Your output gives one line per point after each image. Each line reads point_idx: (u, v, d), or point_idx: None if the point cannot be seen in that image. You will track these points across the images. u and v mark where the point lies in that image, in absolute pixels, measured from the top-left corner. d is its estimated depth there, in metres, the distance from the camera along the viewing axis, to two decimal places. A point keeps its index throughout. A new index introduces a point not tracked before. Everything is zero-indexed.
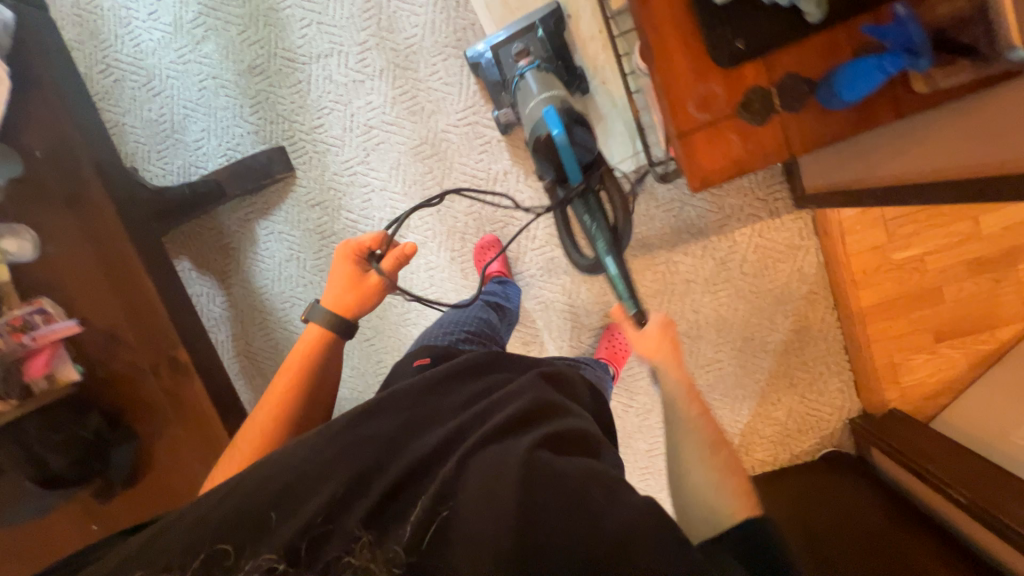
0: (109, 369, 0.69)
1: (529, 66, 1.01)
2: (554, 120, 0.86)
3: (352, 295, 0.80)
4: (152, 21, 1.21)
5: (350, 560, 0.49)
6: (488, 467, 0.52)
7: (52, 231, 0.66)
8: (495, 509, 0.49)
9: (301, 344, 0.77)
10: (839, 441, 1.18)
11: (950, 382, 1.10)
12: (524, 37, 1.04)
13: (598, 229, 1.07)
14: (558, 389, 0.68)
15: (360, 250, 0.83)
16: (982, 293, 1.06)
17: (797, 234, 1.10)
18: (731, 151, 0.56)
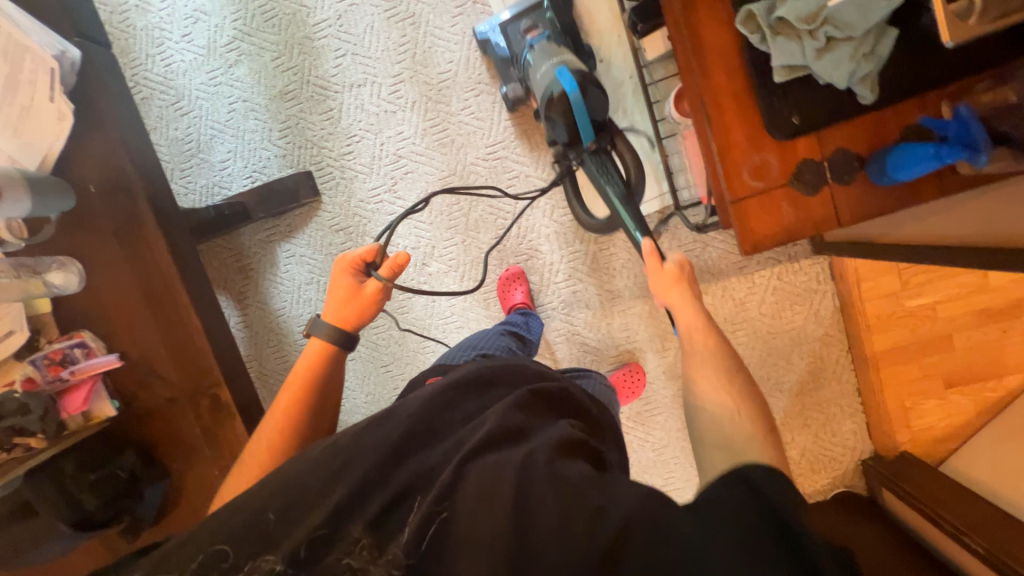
0: (144, 404, 0.68)
1: (537, 36, 0.96)
2: (568, 80, 0.78)
3: (351, 307, 0.74)
4: (185, 43, 1.21)
5: (350, 561, 0.48)
6: (486, 476, 0.48)
7: (97, 264, 0.65)
8: (488, 515, 0.46)
9: (302, 363, 0.71)
10: (851, 481, 1.19)
11: (959, 427, 1.13)
12: (534, 14, 1.00)
13: (615, 188, 0.86)
14: (559, 406, 0.61)
15: (357, 260, 0.76)
16: (989, 342, 1.10)
17: (815, 279, 1.13)
18: (782, 219, 0.58)
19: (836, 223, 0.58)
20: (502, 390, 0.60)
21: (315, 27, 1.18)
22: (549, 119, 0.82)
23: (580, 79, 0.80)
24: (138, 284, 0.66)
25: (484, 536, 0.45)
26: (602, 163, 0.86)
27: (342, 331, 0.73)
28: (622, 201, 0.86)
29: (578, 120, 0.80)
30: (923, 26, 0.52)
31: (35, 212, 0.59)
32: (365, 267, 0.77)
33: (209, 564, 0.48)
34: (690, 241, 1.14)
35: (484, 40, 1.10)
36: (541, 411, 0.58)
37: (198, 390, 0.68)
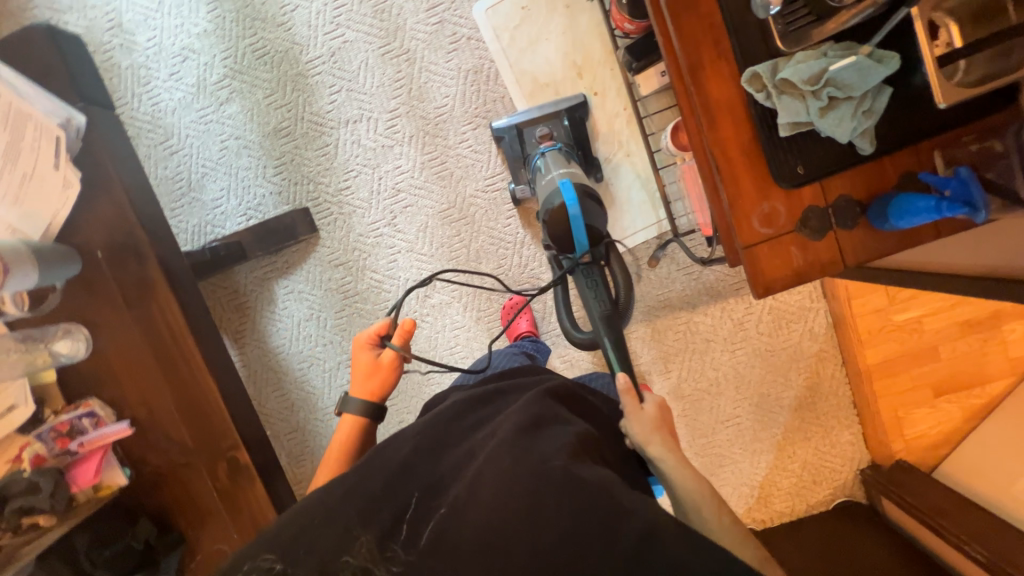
0: (157, 470, 0.66)
1: (549, 147, 1.02)
2: (569, 194, 0.81)
3: (375, 381, 0.77)
4: (173, 81, 1.19)
5: (350, 559, 0.49)
6: (500, 483, 0.48)
7: (104, 329, 0.63)
8: (510, 500, 0.47)
9: (338, 439, 0.74)
10: (851, 489, 1.24)
11: (949, 433, 1.18)
12: (551, 121, 1.07)
13: (598, 302, 0.86)
14: (566, 404, 0.64)
15: (372, 337, 0.81)
16: (972, 352, 1.15)
17: (808, 297, 1.18)
18: (791, 261, 0.61)
19: (842, 264, 0.61)
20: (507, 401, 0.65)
21: (308, 64, 1.17)
22: (546, 224, 0.83)
23: (581, 192, 0.82)
24: (151, 347, 0.64)
25: (505, 519, 0.46)
26: (591, 276, 0.86)
27: (370, 403, 0.76)
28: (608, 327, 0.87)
29: (574, 231, 0.81)
30: (916, 84, 0.55)
31: (44, 283, 0.58)
32: (381, 340, 0.82)
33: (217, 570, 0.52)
34: (688, 266, 1.18)
35: (498, 135, 1.09)
36: (554, 404, 0.60)
37: (217, 451, 0.66)
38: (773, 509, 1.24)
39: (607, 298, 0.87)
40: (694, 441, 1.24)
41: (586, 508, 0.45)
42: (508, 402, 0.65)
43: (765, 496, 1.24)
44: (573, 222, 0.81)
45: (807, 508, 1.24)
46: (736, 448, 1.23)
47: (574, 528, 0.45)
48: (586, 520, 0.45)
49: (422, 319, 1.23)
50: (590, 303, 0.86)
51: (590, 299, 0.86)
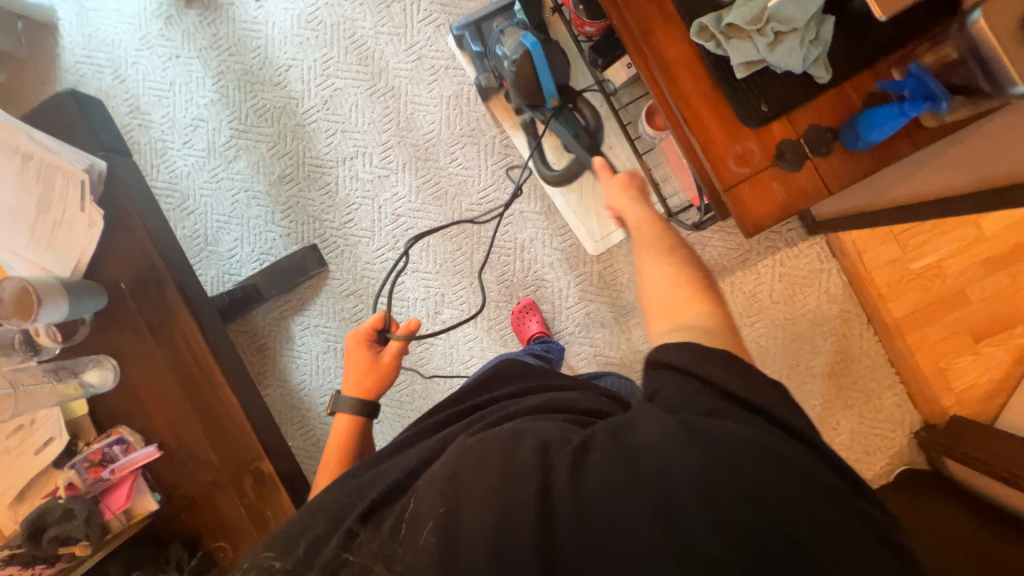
0: (185, 493, 0.67)
1: (507, 26, 1.08)
2: (531, 42, 0.94)
3: (371, 377, 0.84)
4: (186, 149, 1.31)
5: (347, 554, 0.51)
6: (451, 458, 0.51)
7: (130, 358, 0.67)
8: (461, 466, 0.49)
9: (336, 435, 0.82)
10: (909, 457, 1.16)
11: (1000, 380, 1.10)
12: (504, 14, 1.13)
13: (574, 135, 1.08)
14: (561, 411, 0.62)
15: (371, 332, 0.86)
16: (1004, 289, 1.10)
17: (817, 259, 1.15)
18: (774, 195, 0.62)
19: (827, 192, 0.62)
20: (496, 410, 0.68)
21: (304, 114, 1.27)
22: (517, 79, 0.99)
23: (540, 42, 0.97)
24: (173, 368, 0.68)
25: (463, 483, 0.48)
26: (565, 116, 1.07)
27: (364, 401, 0.83)
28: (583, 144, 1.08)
29: (541, 78, 0.98)
30: (852, 9, 0.59)
31: (71, 316, 0.62)
32: (379, 334, 0.87)
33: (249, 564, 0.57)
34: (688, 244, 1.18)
35: (458, 36, 1.16)
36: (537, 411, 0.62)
37: (241, 466, 0.67)
38: None
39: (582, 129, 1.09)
40: None
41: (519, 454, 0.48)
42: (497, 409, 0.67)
43: None
44: (541, 67, 0.97)
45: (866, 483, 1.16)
46: None
47: (506, 472, 0.47)
48: (530, 463, 0.47)
49: (435, 336, 1.25)
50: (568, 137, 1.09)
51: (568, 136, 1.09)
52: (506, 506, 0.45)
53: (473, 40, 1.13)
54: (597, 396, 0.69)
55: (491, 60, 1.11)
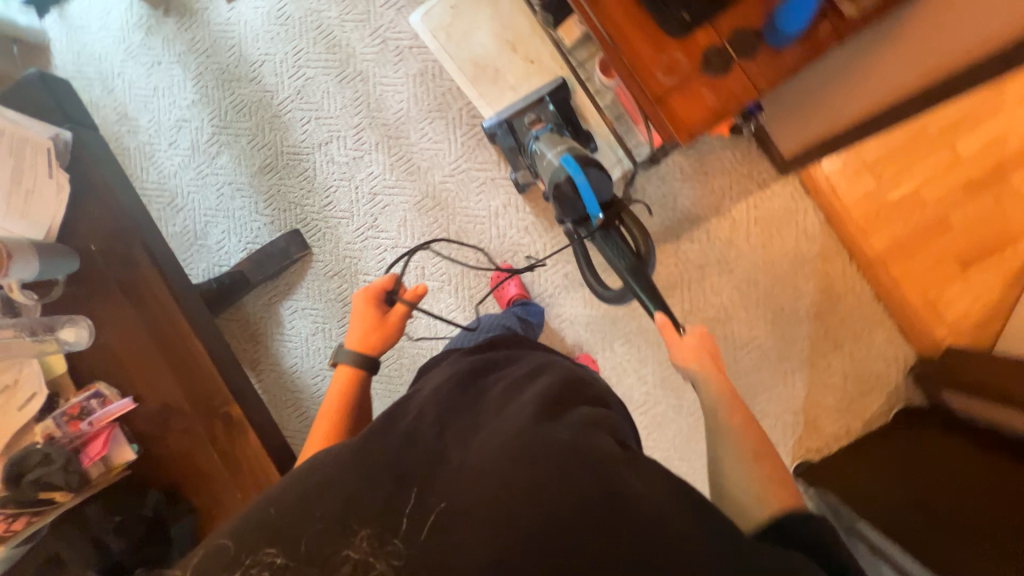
0: (161, 443, 0.69)
1: (540, 129, 1.04)
2: (573, 164, 0.86)
3: (376, 335, 0.87)
4: (172, 149, 1.37)
5: (350, 553, 0.48)
6: (506, 465, 0.51)
7: (104, 317, 0.71)
8: (514, 475, 0.50)
9: (336, 386, 0.83)
10: (906, 394, 1.12)
11: (994, 305, 1.07)
12: (537, 108, 1.08)
13: (622, 262, 0.94)
14: (577, 388, 0.67)
15: (380, 292, 0.90)
16: (989, 212, 1.07)
17: (791, 199, 1.14)
18: (707, 104, 0.64)
19: (757, 91, 0.63)
20: (508, 371, 0.71)
21: (279, 105, 1.33)
22: (557, 199, 0.90)
23: (584, 162, 0.87)
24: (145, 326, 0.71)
25: (514, 480, 0.50)
26: (610, 237, 0.93)
27: (366, 355, 0.85)
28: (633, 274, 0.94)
29: (587, 200, 0.87)
30: None
31: (42, 274, 0.66)
32: (385, 296, 0.90)
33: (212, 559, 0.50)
34: (661, 196, 1.18)
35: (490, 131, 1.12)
36: (559, 384, 0.66)
37: (212, 412, 0.69)
38: (826, 434, 1.14)
39: (630, 253, 0.94)
40: None
41: (579, 464, 0.51)
42: (509, 372, 0.70)
43: (812, 420, 1.15)
44: (581, 191, 0.86)
45: (863, 424, 1.13)
46: (764, 373, 1.16)
47: (561, 472, 0.50)
48: (584, 483, 0.49)
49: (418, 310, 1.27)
50: (614, 260, 0.95)
51: (614, 259, 0.95)
52: (555, 519, 0.47)
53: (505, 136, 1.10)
54: (579, 370, 0.74)
55: (526, 159, 1.09)
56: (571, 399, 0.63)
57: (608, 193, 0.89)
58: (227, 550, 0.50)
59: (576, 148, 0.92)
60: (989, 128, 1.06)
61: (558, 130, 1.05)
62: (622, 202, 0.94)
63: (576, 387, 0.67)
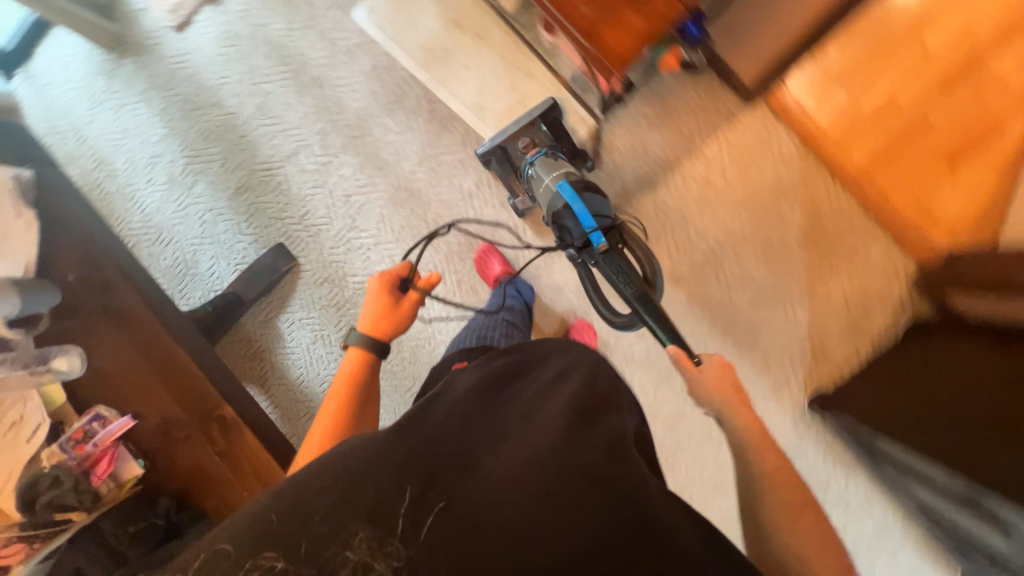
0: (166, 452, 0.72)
1: (535, 154, 1.02)
2: (569, 192, 0.86)
3: (388, 321, 0.88)
4: (151, 186, 1.40)
5: (349, 553, 0.48)
6: (535, 501, 0.51)
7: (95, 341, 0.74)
8: (544, 511, 0.50)
9: (347, 367, 0.85)
10: (915, 307, 1.08)
11: (990, 200, 1.03)
12: (528, 132, 1.05)
13: (630, 288, 0.81)
14: (603, 394, 0.65)
15: (395, 278, 0.92)
16: (969, 105, 1.03)
17: (763, 127, 1.11)
18: (634, 28, 0.67)
19: (678, 8, 0.67)
20: (535, 372, 0.68)
21: (244, 125, 1.34)
22: (557, 225, 0.89)
23: (579, 188, 0.87)
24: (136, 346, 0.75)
25: (543, 521, 0.49)
26: (613, 260, 0.82)
27: (378, 339, 0.87)
28: (643, 303, 0.80)
29: (583, 222, 0.84)
30: None
31: (25, 308, 0.68)
32: (401, 282, 0.92)
33: (214, 561, 0.49)
34: (630, 147, 1.16)
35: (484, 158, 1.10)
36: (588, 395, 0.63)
37: (206, 412, 0.74)
38: (836, 361, 1.11)
39: (638, 279, 0.81)
40: (717, 318, 1.15)
41: (592, 477, 0.53)
42: (536, 374, 0.68)
43: (820, 349, 1.11)
44: (578, 215, 0.84)
45: (874, 344, 1.09)
46: (763, 309, 1.13)
47: (590, 514, 0.50)
48: (609, 528, 0.50)
49: None
50: (619, 287, 0.82)
51: (619, 285, 0.82)
52: (577, 550, 0.48)
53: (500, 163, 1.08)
54: (604, 364, 0.72)
55: (522, 184, 1.07)
56: (601, 411, 0.62)
57: (606, 218, 0.85)
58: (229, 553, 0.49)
59: (574, 176, 0.92)
60: (957, 18, 1.02)
61: (553, 153, 1.02)
62: (627, 227, 0.88)
63: (606, 393, 0.65)
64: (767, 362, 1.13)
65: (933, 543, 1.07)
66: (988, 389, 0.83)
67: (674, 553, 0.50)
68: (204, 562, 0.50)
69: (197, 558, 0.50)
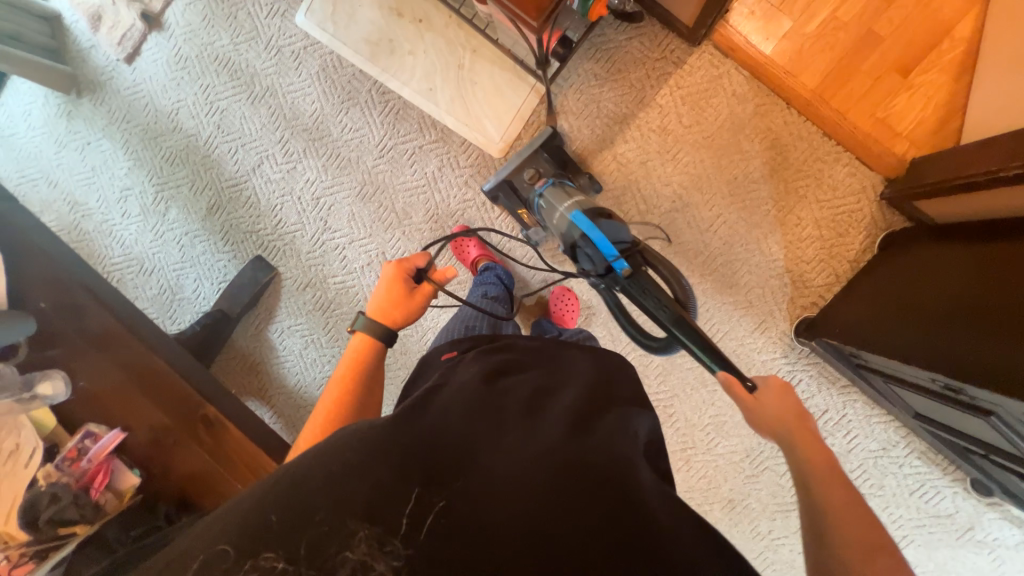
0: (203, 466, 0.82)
1: (543, 184, 1.02)
2: (585, 222, 0.82)
3: (400, 310, 0.89)
4: (126, 219, 1.42)
5: (349, 554, 0.46)
6: (544, 495, 0.51)
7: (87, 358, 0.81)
8: (552, 503, 0.50)
9: (352, 352, 0.85)
10: (886, 222, 1.08)
11: (948, 103, 1.02)
12: (533, 162, 1.08)
13: (664, 310, 0.76)
14: (606, 395, 0.68)
15: (410, 267, 0.94)
16: (914, 10, 1.02)
17: (711, 66, 1.11)
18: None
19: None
20: (529, 372, 0.68)
21: (206, 145, 1.36)
22: (578, 259, 0.84)
23: (594, 216, 0.84)
24: (123, 369, 0.84)
25: (553, 516, 0.50)
26: (639, 283, 0.78)
27: (389, 327, 0.87)
28: (679, 325, 0.75)
29: (603, 250, 0.80)
30: None
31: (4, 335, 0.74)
32: (416, 272, 0.94)
33: (213, 563, 0.47)
34: (584, 107, 1.16)
35: (491, 194, 1.12)
36: (591, 397, 0.65)
37: (192, 419, 0.85)
38: (817, 287, 1.11)
39: (670, 301, 0.76)
40: (693, 263, 1.15)
41: (591, 472, 0.53)
42: (534, 371, 0.68)
43: (800, 278, 1.11)
44: (597, 244, 0.80)
45: (852, 265, 1.10)
46: (737, 247, 1.13)
47: (601, 509, 0.51)
48: (622, 522, 0.50)
49: None
50: (653, 310, 0.77)
51: (653, 309, 0.77)
52: (588, 542, 0.48)
53: (508, 197, 1.11)
54: (604, 369, 0.74)
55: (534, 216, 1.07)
56: (599, 411, 0.64)
57: (626, 243, 0.82)
58: (230, 553, 0.46)
59: (585, 204, 0.89)
60: None
61: (560, 181, 1.02)
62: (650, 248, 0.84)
63: (601, 394, 0.67)
64: (749, 300, 1.13)
65: (939, 452, 1.07)
66: (967, 287, 0.83)
67: (674, 549, 0.49)
68: (202, 562, 0.47)
69: (196, 559, 0.47)
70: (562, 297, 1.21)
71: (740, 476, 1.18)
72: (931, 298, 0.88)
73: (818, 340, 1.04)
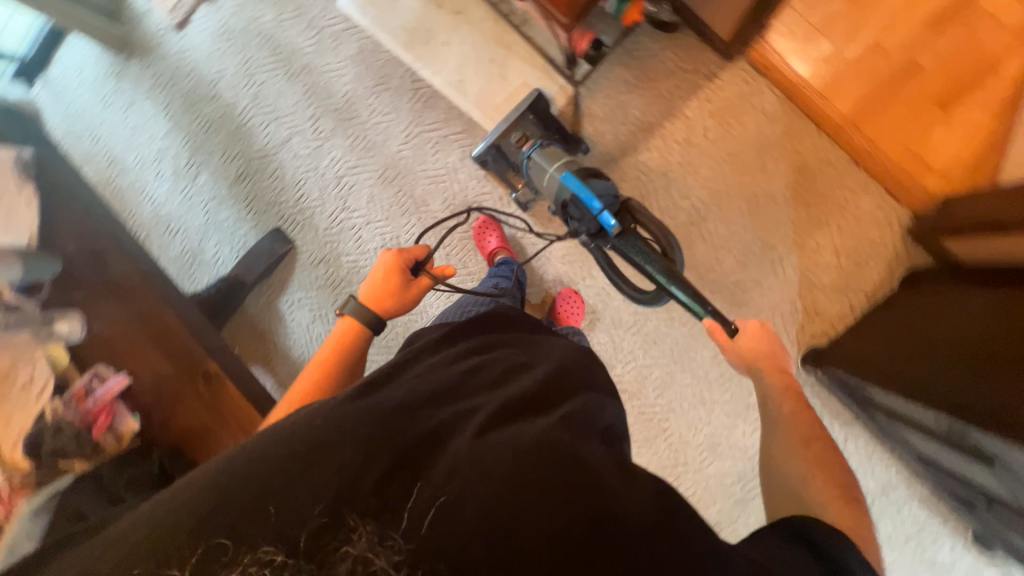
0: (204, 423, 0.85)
1: (531, 148, 1.03)
2: (575, 183, 0.91)
3: (392, 300, 0.89)
4: (159, 179, 1.47)
5: (348, 548, 0.44)
6: (537, 477, 0.48)
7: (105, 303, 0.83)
8: (547, 484, 0.47)
9: (336, 336, 0.85)
10: (908, 257, 1.05)
11: (986, 141, 0.99)
12: (520, 125, 1.07)
13: (652, 265, 0.88)
14: (588, 388, 0.67)
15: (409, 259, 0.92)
16: (961, 44, 0.99)
17: (743, 82, 1.09)
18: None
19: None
20: (504, 351, 0.67)
21: (241, 116, 1.40)
22: (569, 216, 0.94)
23: (584, 176, 0.93)
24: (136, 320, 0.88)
25: (556, 506, 0.46)
26: (631, 239, 0.89)
27: (374, 309, 0.88)
28: (666, 275, 0.88)
29: (592, 207, 0.90)
30: None
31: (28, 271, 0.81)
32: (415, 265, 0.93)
33: (211, 559, 0.46)
34: (609, 111, 1.16)
35: (481, 160, 1.10)
36: (565, 382, 0.64)
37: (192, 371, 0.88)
38: (829, 317, 1.08)
39: (656, 254, 0.88)
40: (704, 279, 1.13)
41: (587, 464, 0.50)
42: (508, 350, 0.68)
43: (812, 305, 1.09)
44: (586, 202, 0.90)
45: (868, 297, 1.07)
46: (751, 268, 1.11)
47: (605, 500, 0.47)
48: (633, 517, 0.47)
49: None
50: (642, 266, 0.89)
51: (642, 265, 0.89)
52: (595, 533, 0.45)
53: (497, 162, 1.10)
54: (596, 366, 0.74)
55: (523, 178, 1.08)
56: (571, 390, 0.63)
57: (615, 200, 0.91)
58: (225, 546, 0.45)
59: (574, 164, 0.97)
60: None
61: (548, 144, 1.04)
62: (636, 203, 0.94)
63: (574, 374, 0.67)
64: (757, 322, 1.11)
65: (941, 500, 1.03)
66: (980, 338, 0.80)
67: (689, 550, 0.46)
68: (200, 558, 0.46)
69: (193, 554, 0.46)
70: (568, 298, 1.21)
71: (730, 500, 1.16)
72: (946, 341, 0.85)
73: (827, 371, 1.02)
